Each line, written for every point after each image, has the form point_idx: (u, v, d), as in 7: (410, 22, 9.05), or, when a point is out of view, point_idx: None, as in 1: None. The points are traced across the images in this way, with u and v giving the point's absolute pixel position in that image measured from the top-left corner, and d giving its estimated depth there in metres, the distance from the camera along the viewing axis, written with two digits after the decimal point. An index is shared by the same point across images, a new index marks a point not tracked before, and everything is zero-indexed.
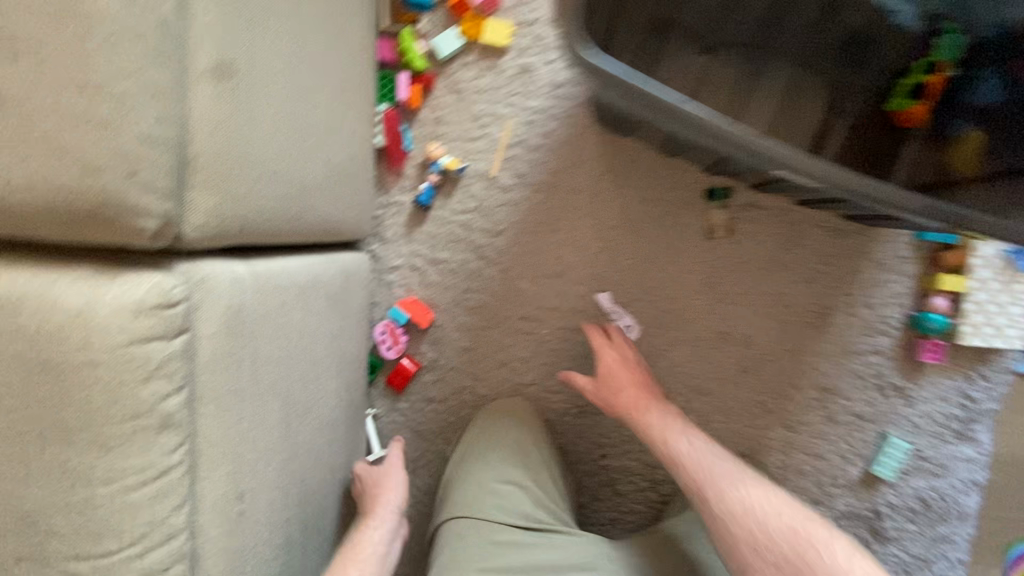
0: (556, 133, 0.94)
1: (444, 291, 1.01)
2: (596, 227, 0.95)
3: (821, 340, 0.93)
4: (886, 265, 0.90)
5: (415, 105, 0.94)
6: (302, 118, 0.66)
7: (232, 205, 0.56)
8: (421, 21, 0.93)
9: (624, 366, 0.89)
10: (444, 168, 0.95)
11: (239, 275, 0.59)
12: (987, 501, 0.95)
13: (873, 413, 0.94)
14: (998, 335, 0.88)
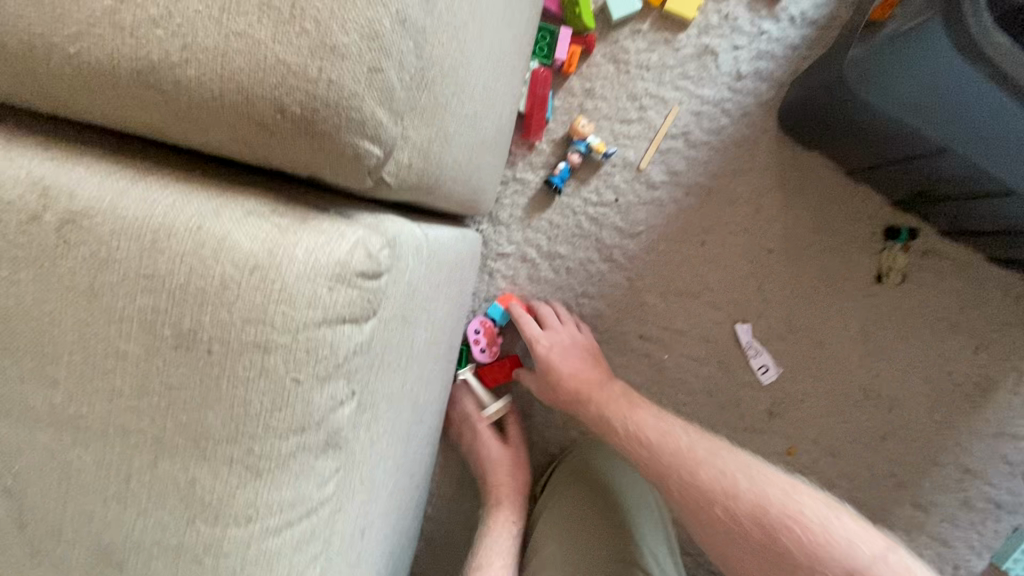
0: (724, 131, 0.81)
1: (556, 290, 0.86)
2: (748, 246, 0.83)
3: (975, 416, 0.82)
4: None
5: (570, 70, 0.80)
6: (503, 51, 0.51)
7: (438, 144, 0.41)
8: None
9: (569, 352, 0.78)
10: (589, 149, 0.81)
11: (417, 242, 0.43)
12: None
13: (1013, 503, 0.84)
14: None
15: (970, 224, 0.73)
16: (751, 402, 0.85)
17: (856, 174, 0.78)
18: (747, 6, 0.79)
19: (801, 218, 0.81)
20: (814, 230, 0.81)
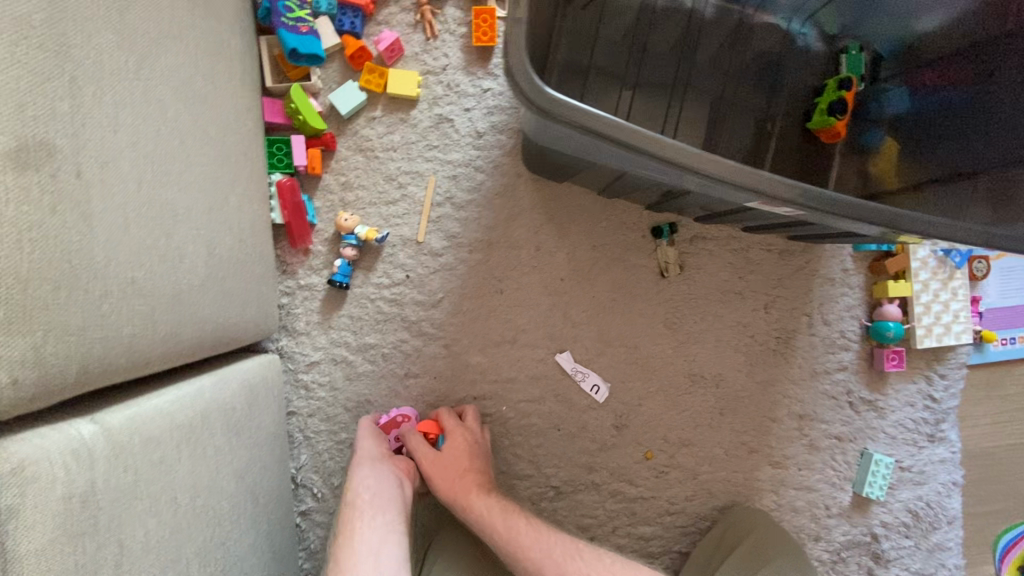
0: (484, 185, 0.85)
1: (378, 382, 0.84)
2: (542, 282, 0.86)
3: (789, 365, 0.89)
4: (834, 278, 0.89)
5: (317, 171, 0.81)
6: (167, 211, 0.51)
7: (58, 340, 0.40)
8: (313, 75, 0.80)
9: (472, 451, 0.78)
10: (360, 239, 0.81)
11: (78, 443, 0.41)
12: (968, 499, 0.94)
13: (849, 431, 0.90)
14: (948, 335, 0.88)
15: (712, 210, 0.80)
16: (597, 423, 0.88)
17: (611, 194, 0.83)
18: (464, 71, 0.84)
19: (579, 242, 0.86)
20: (594, 249, 0.86)
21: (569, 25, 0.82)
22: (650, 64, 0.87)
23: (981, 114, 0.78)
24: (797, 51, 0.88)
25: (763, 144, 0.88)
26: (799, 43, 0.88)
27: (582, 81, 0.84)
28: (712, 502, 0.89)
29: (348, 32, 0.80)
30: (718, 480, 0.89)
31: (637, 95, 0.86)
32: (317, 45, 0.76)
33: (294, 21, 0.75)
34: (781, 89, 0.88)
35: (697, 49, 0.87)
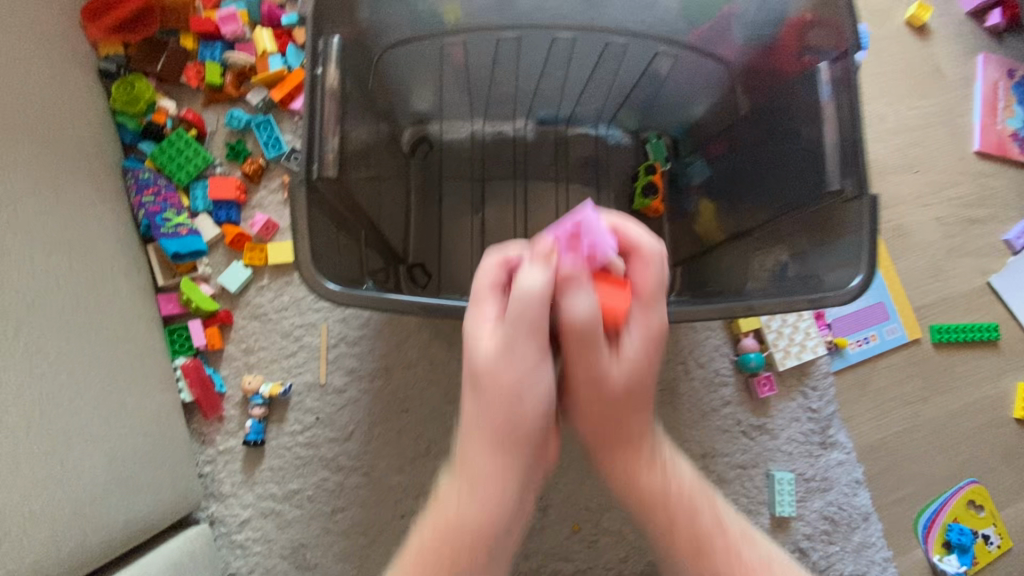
0: (372, 319, 0.96)
1: (309, 524, 0.89)
2: (442, 392, 0.95)
3: (680, 411, 0.99)
4: (695, 324, 1.01)
5: (217, 346, 0.90)
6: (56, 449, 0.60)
7: None
8: (200, 265, 0.92)
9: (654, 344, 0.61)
10: (266, 397, 0.90)
11: None
12: (875, 492, 1.02)
13: (749, 457, 0.99)
14: (804, 351, 1.00)
15: None
16: None
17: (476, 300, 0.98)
18: None
19: None
20: None
21: (415, 172, 1.00)
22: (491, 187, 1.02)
23: (762, 171, 0.89)
24: (610, 149, 1.05)
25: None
26: (609, 141, 1.05)
27: (438, 210, 1.00)
28: (645, 556, 0.95)
29: (226, 221, 0.93)
30: (645, 534, 0.96)
31: (486, 216, 1.01)
32: (197, 242, 0.90)
33: (173, 228, 0.89)
34: (607, 179, 1.04)
35: (529, 162, 1.04)
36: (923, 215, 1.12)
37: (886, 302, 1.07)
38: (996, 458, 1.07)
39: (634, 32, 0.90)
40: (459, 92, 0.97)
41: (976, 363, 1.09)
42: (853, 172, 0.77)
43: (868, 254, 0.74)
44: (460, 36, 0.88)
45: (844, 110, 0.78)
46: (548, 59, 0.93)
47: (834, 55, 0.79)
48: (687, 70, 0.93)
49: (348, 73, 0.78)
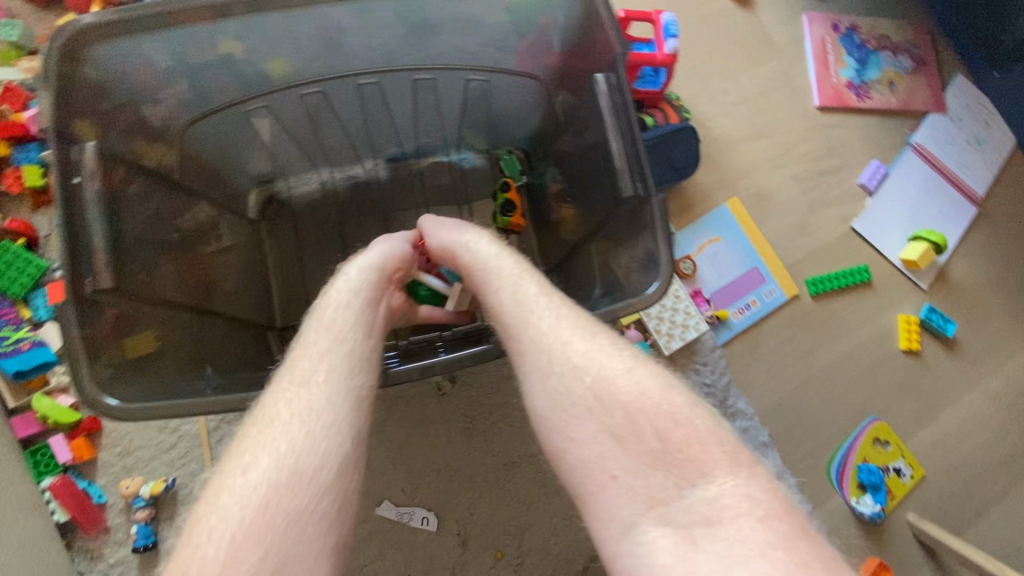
0: None
1: None
2: None
3: None
4: None
5: (87, 456, 0.86)
6: None
7: None
8: (52, 377, 0.88)
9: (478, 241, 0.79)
10: (149, 497, 0.86)
11: None
12: (784, 450, 1.05)
13: None
14: (687, 330, 1.03)
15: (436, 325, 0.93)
16: (442, 548, 0.94)
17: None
18: None
19: None
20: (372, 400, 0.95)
21: (271, 234, 0.99)
22: (351, 236, 1.01)
23: (586, 179, 0.90)
24: (467, 175, 1.05)
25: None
26: (464, 167, 1.05)
27: (301, 265, 0.99)
28: (574, 566, 0.96)
29: None
30: (569, 545, 0.96)
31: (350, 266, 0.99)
32: (44, 353, 0.86)
33: (13, 346, 0.86)
34: (470, 201, 1.05)
35: (387, 199, 1.03)
36: (779, 176, 1.16)
37: (760, 266, 1.11)
38: (893, 391, 1.12)
39: (435, 66, 0.88)
40: (291, 147, 0.95)
41: (855, 305, 1.13)
42: (641, 178, 0.76)
43: (665, 262, 0.75)
44: (261, 99, 0.86)
45: (622, 101, 0.77)
46: (364, 102, 0.91)
47: (603, 66, 0.78)
48: (504, 88, 0.93)
49: (117, 165, 0.75)
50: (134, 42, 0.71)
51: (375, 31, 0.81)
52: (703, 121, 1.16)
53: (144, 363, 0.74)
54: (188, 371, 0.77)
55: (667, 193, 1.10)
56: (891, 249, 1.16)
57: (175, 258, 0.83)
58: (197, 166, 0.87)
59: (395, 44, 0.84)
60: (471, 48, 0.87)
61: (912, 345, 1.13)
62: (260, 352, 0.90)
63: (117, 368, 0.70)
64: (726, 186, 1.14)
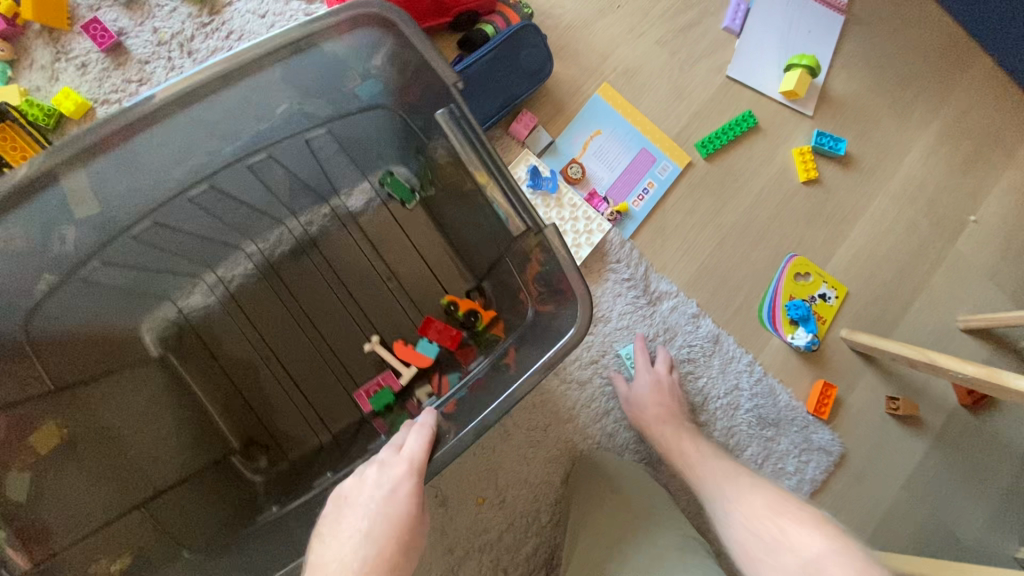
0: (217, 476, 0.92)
1: None
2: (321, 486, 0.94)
3: None
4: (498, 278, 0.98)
5: None
6: None
7: None
8: None
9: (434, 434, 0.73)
10: None
11: None
12: (716, 314, 1.09)
13: (596, 351, 1.03)
14: (592, 233, 1.02)
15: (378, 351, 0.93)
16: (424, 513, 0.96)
17: (326, 415, 0.93)
18: None
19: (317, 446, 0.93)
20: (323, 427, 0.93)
21: (171, 341, 0.90)
22: (243, 294, 0.93)
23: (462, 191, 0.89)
24: (319, 152, 0.88)
25: (361, 242, 0.97)
26: (316, 148, 0.87)
27: (209, 355, 0.91)
28: (553, 485, 1.00)
29: None
30: (543, 466, 1.00)
31: (258, 329, 0.93)
32: None
33: None
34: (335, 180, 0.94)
35: (273, 250, 0.94)
36: (643, 45, 1.11)
37: (648, 147, 1.08)
38: (804, 224, 1.14)
39: (263, 143, 0.82)
40: (157, 271, 0.86)
41: (749, 153, 1.13)
42: (526, 213, 0.78)
43: (579, 303, 0.76)
44: (106, 259, 0.79)
45: (466, 122, 0.78)
46: (210, 212, 0.85)
47: (443, 99, 0.79)
48: (342, 123, 0.86)
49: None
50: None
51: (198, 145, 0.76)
52: (549, 11, 1.07)
53: (90, 572, 0.75)
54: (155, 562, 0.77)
55: (534, 103, 1.05)
56: (771, 86, 1.14)
57: (82, 445, 0.78)
58: (82, 345, 0.81)
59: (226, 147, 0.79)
60: (291, 109, 0.80)
61: (811, 175, 1.14)
62: (230, 491, 0.87)
63: (36, 472, 0.74)
64: (591, 73, 1.08)
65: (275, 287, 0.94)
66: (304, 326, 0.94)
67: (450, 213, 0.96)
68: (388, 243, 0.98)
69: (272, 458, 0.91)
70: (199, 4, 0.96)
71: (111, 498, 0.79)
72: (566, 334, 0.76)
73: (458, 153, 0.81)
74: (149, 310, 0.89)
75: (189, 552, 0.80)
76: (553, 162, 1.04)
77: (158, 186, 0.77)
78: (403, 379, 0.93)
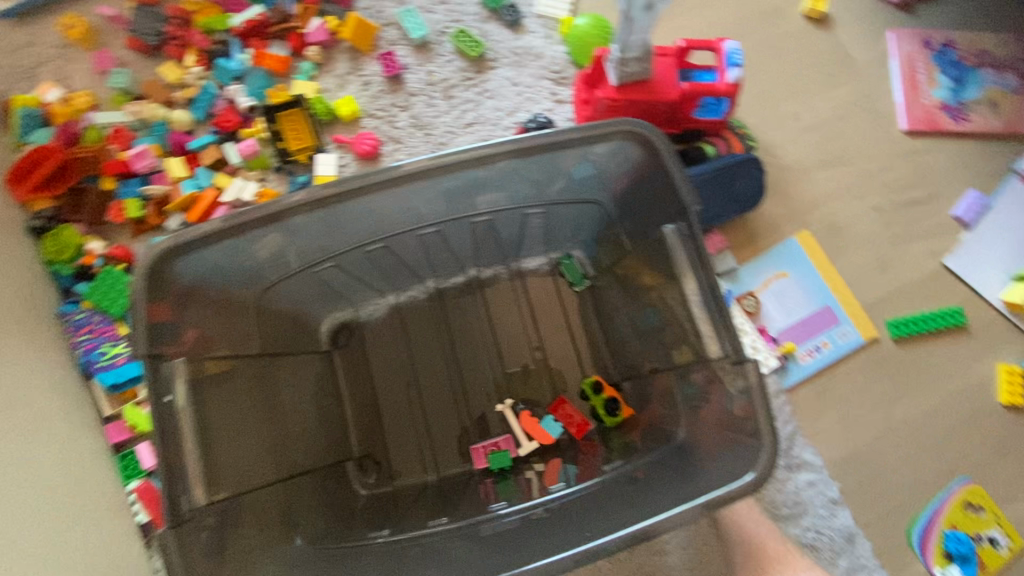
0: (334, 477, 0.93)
1: None
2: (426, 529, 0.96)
3: None
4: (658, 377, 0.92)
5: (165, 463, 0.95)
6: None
7: None
8: (141, 390, 0.97)
9: None
10: None
11: None
12: (858, 509, 0.96)
13: None
14: None
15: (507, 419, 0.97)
16: None
17: (439, 454, 0.97)
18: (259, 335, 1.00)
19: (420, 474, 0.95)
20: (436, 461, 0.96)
21: (338, 340, 1.00)
22: (410, 317, 1.02)
23: (652, 298, 0.90)
24: (525, 231, 0.96)
25: (521, 302, 1.04)
26: (527, 225, 0.94)
27: (365, 361, 1.00)
28: None
29: None
30: None
31: (411, 351, 1.01)
32: (132, 368, 0.96)
33: (109, 361, 0.96)
34: (523, 250, 1.01)
35: (448, 286, 1.04)
36: (857, 207, 1.08)
37: (833, 305, 1.02)
38: (992, 451, 0.99)
39: (494, 210, 0.88)
40: (358, 284, 0.96)
41: (947, 351, 1.02)
42: (726, 339, 0.77)
43: (765, 447, 0.72)
44: (331, 258, 0.87)
45: (692, 244, 0.78)
46: (423, 248, 0.92)
47: (673, 216, 0.80)
48: (566, 210, 0.92)
49: (187, 316, 0.76)
50: (222, 244, 0.75)
51: (447, 199, 0.83)
52: (771, 149, 1.09)
53: (226, 535, 0.72)
54: (272, 545, 0.74)
55: (729, 226, 1.05)
56: (993, 290, 1.04)
57: (253, 408, 0.81)
58: (279, 322, 0.89)
59: (440, 208, 0.84)
60: (537, 183, 0.85)
61: (1017, 400, 1.00)
62: (343, 496, 0.89)
63: (212, 403, 0.76)
64: (795, 217, 1.07)
65: (435, 319, 1.03)
66: (448, 362, 1.01)
67: (618, 303, 0.99)
68: (545, 313, 1.04)
69: (381, 476, 0.95)
70: (472, 62, 1.13)
71: (265, 461, 0.80)
72: (748, 471, 0.72)
73: (668, 270, 0.83)
74: (333, 309, 0.99)
75: (302, 539, 0.77)
76: (729, 287, 1.02)
77: (403, 224, 0.85)
78: (522, 450, 0.94)
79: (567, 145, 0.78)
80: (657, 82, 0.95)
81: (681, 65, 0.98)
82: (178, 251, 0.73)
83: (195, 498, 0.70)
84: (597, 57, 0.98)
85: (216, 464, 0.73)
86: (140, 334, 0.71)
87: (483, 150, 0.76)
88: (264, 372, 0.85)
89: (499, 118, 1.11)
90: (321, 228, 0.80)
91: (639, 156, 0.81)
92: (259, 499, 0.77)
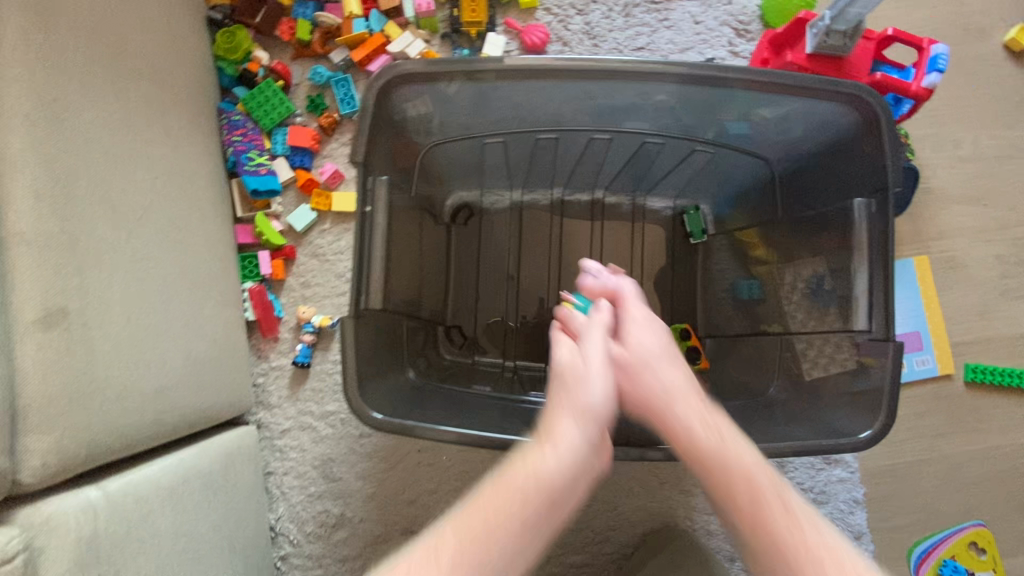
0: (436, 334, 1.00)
1: (339, 442, 1.03)
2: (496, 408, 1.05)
3: None
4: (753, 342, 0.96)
5: (280, 276, 1.04)
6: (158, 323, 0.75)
7: (73, 438, 0.62)
8: (273, 204, 1.05)
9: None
10: (316, 327, 1.03)
11: (85, 503, 0.62)
12: (873, 514, 1.04)
13: None
14: None
15: None
16: None
17: (528, 345, 1.03)
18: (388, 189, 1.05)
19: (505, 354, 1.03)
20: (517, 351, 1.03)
21: (452, 217, 1.03)
22: (531, 215, 1.07)
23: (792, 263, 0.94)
24: (676, 166, 0.97)
25: (635, 234, 1.07)
26: (680, 162, 0.96)
27: (477, 241, 1.05)
28: (635, 530, 1.03)
29: (299, 167, 1.05)
30: (637, 510, 1.03)
31: (523, 247, 1.06)
32: (273, 181, 1.02)
33: (255, 167, 1.02)
34: (656, 186, 1.04)
35: (574, 198, 1.07)
36: (981, 250, 1.08)
37: (923, 333, 1.05)
38: (1013, 506, 1.05)
39: (671, 133, 0.88)
40: (501, 170, 0.99)
41: (1010, 407, 1.06)
42: (877, 316, 0.81)
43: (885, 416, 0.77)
44: (504, 135, 0.90)
45: (880, 221, 0.80)
46: (585, 149, 0.93)
47: (868, 192, 0.81)
48: (734, 158, 0.92)
49: (383, 144, 0.83)
50: (417, 88, 0.79)
51: (635, 108, 0.83)
52: (921, 168, 1.08)
53: (376, 344, 0.82)
54: (397, 365, 0.86)
55: None
56: None
57: (407, 246, 0.90)
58: (433, 181, 0.96)
59: (587, 120, 0.87)
60: (727, 122, 0.84)
61: None
62: (432, 350, 0.97)
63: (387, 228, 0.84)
64: (919, 240, 1.07)
65: (545, 226, 1.06)
66: (552, 270, 1.06)
67: (727, 265, 1.03)
68: (651, 256, 1.06)
69: (465, 344, 1.02)
70: None
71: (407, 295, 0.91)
72: (865, 429, 0.78)
73: (837, 239, 0.86)
74: (456, 188, 1.02)
75: (416, 373, 0.88)
76: None
77: (591, 121, 0.87)
78: None
79: (738, 89, 0.76)
80: (850, 64, 0.93)
81: (877, 55, 0.96)
82: (399, 80, 0.78)
83: (370, 300, 0.81)
84: (798, 18, 0.95)
85: (387, 281, 0.84)
86: (358, 144, 0.78)
87: (707, 72, 0.74)
88: (419, 219, 0.93)
89: (669, 52, 1.09)
90: (473, 97, 0.81)
91: (852, 123, 0.79)
92: (396, 324, 0.87)
